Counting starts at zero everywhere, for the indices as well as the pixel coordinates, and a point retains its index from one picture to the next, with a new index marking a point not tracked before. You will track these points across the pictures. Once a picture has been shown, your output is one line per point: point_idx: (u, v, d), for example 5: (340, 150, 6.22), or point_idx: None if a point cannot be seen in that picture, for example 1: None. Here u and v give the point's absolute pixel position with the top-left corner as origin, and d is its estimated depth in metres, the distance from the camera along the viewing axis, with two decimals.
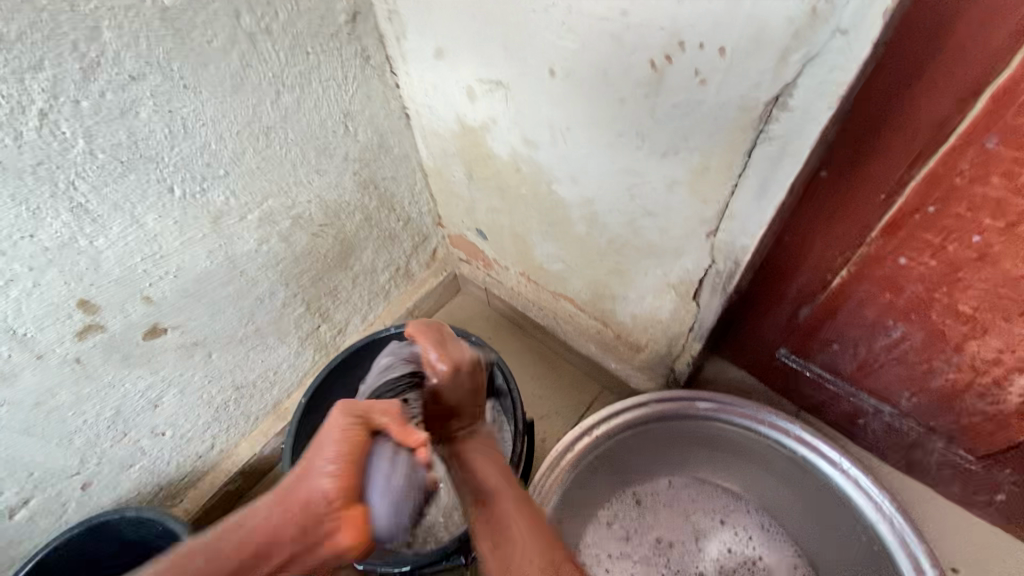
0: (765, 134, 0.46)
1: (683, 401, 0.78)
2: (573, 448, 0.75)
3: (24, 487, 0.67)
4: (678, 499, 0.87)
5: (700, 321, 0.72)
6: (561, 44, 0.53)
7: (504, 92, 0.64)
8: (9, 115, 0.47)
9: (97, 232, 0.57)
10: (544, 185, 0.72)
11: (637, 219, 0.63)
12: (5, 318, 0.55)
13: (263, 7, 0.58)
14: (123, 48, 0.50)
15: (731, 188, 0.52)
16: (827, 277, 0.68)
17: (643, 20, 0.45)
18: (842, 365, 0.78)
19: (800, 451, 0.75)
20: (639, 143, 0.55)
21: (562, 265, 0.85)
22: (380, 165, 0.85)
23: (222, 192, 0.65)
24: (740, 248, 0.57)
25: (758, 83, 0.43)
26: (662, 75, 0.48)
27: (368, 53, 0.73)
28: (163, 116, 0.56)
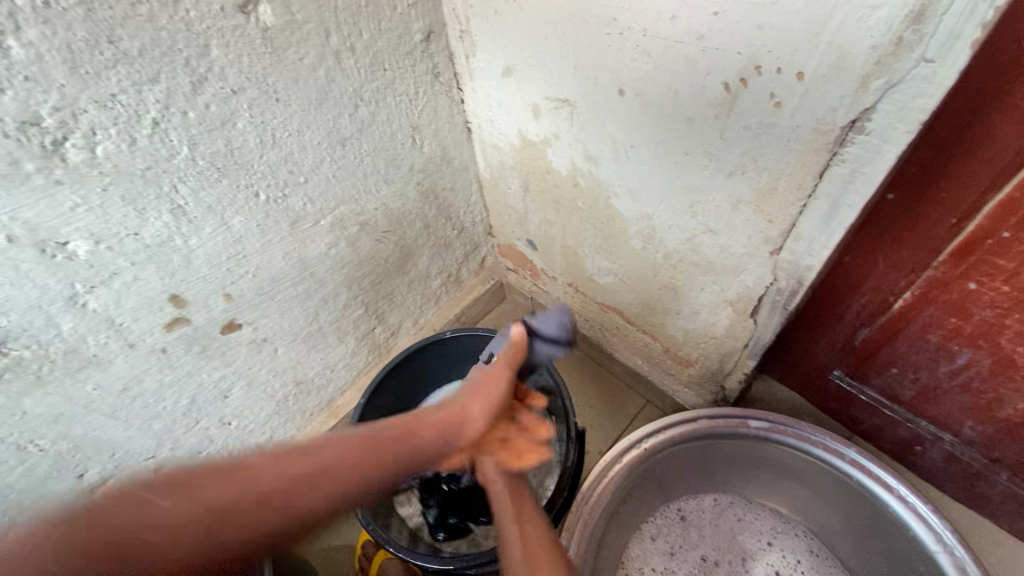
0: (840, 156, 0.47)
1: (733, 418, 0.78)
2: (621, 460, 0.76)
3: (106, 466, 0.72)
4: (724, 518, 0.87)
5: (755, 339, 0.72)
6: (634, 65, 0.55)
7: (569, 110, 0.66)
8: (128, 124, 0.51)
9: (191, 231, 0.61)
10: (602, 200, 0.74)
11: (698, 234, 0.64)
12: (106, 309, 0.60)
13: (350, 27, 0.63)
14: (228, 65, 0.55)
15: (799, 208, 0.53)
16: (889, 298, 0.68)
17: (720, 45, 0.47)
18: (900, 390, 0.77)
19: (854, 475, 0.74)
20: (706, 162, 0.56)
21: (614, 278, 0.86)
22: (440, 176, 0.88)
23: (300, 198, 0.70)
24: (804, 267, 0.58)
25: (836, 107, 0.44)
26: (735, 97, 0.49)
27: (437, 70, 0.77)
28: (256, 127, 0.60)
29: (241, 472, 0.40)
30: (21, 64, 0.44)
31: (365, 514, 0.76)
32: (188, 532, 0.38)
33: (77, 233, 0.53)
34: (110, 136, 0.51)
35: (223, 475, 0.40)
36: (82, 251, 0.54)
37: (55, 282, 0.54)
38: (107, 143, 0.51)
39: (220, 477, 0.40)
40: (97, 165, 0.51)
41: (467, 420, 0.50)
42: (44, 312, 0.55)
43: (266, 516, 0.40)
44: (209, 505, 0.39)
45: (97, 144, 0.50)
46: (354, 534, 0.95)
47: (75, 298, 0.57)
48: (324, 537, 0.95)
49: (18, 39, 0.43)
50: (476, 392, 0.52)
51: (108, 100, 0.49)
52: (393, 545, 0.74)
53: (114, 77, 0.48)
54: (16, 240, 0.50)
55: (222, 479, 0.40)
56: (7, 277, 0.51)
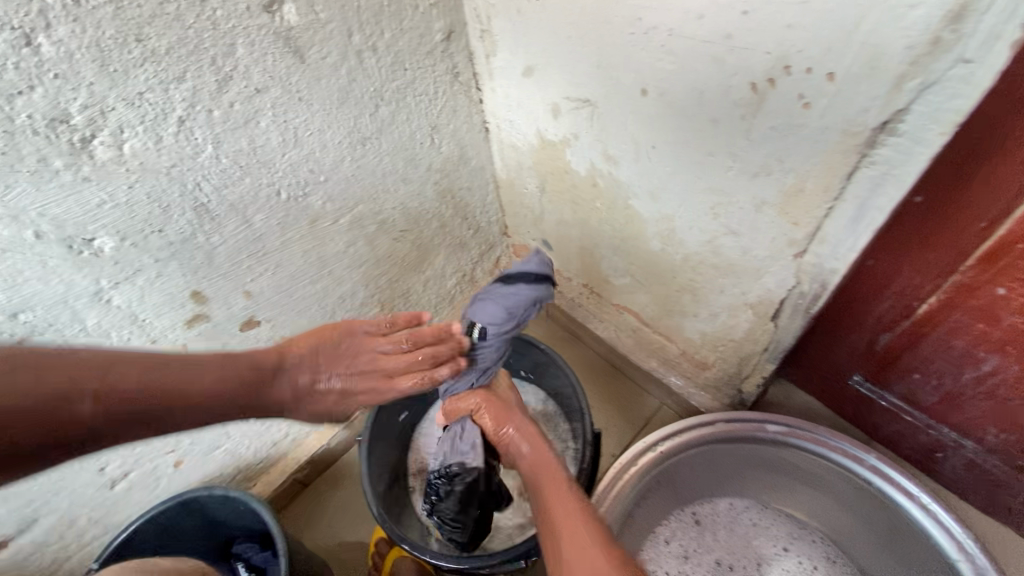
0: (869, 158, 0.46)
1: (751, 422, 0.77)
2: (637, 462, 0.76)
3: (127, 460, 0.73)
4: (739, 522, 0.86)
5: (775, 342, 0.71)
6: (658, 65, 0.54)
7: (590, 110, 0.66)
8: (154, 122, 0.52)
9: (214, 229, 0.62)
10: (621, 200, 0.73)
11: (719, 236, 0.64)
12: (130, 305, 0.60)
13: (372, 27, 0.63)
14: (253, 63, 0.55)
15: (826, 210, 0.52)
16: (913, 303, 0.67)
17: (748, 45, 0.46)
18: (922, 396, 0.76)
19: (875, 482, 0.73)
20: (730, 163, 0.56)
21: (630, 279, 0.86)
22: (458, 176, 0.88)
23: (320, 197, 0.70)
24: (828, 270, 0.57)
25: (868, 108, 0.43)
26: (762, 97, 0.49)
27: (457, 70, 0.77)
28: (279, 125, 0.61)
29: (79, 369, 0.45)
30: (51, 62, 0.44)
31: (381, 511, 0.76)
32: (46, 409, 0.43)
33: (103, 230, 0.54)
34: (137, 134, 0.51)
35: (52, 367, 0.44)
36: (108, 247, 0.55)
37: (81, 278, 0.55)
38: (134, 141, 0.51)
39: (52, 372, 0.43)
40: (124, 163, 0.52)
41: (350, 398, 0.59)
42: (70, 307, 0.56)
43: (107, 407, 0.45)
44: (53, 387, 0.43)
45: (124, 142, 0.51)
46: (367, 532, 0.96)
47: (100, 294, 0.57)
48: (338, 534, 0.96)
49: (49, 36, 0.43)
50: (331, 357, 0.58)
51: (136, 98, 0.49)
52: (408, 542, 0.74)
53: (142, 75, 0.49)
54: (44, 236, 0.51)
55: (39, 363, 0.43)
56: (34, 272, 0.52)
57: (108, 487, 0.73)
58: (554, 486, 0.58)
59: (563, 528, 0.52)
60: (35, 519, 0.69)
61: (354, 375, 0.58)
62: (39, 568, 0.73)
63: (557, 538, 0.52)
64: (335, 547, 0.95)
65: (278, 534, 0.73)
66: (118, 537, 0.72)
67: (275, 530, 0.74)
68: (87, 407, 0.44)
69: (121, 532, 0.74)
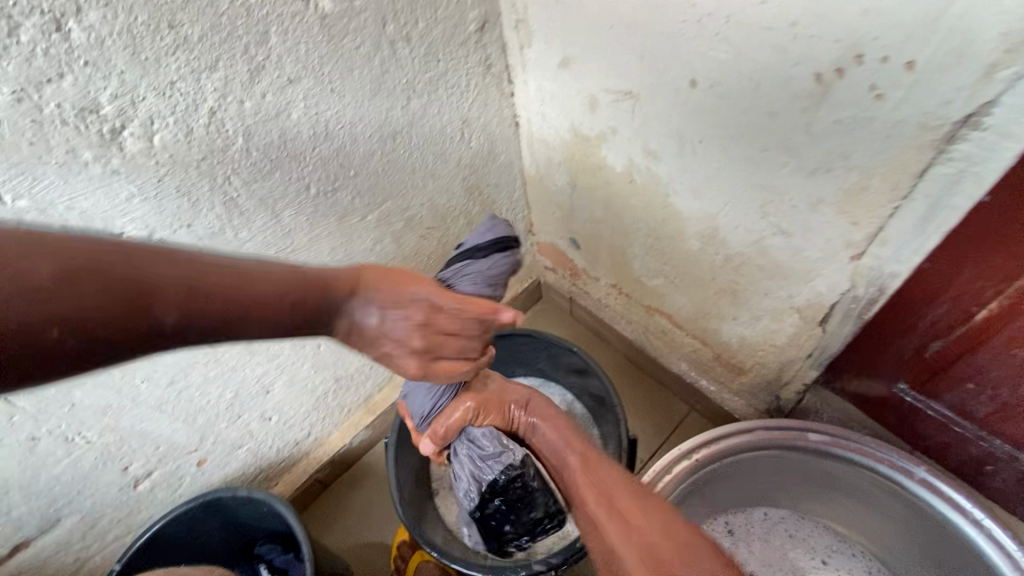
0: (946, 154, 0.43)
1: (791, 430, 0.74)
2: (672, 470, 0.73)
3: (150, 459, 0.71)
4: (775, 533, 0.83)
5: (821, 348, 0.68)
6: (711, 55, 0.51)
7: (631, 102, 0.63)
8: (185, 113, 0.50)
9: (242, 224, 0.60)
10: (660, 197, 0.70)
11: (767, 236, 0.61)
12: None
13: (406, 15, 0.60)
14: (285, 52, 0.53)
15: (891, 210, 0.49)
16: (971, 309, 0.63)
17: (816, 32, 0.43)
18: (974, 406, 0.72)
19: (922, 495, 0.69)
20: (785, 159, 0.53)
21: (664, 279, 0.83)
22: (486, 172, 0.86)
23: (349, 192, 0.68)
24: (888, 274, 0.54)
25: (950, 100, 0.40)
26: (828, 88, 0.45)
27: (490, 62, 0.74)
28: (310, 118, 0.59)
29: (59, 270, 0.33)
30: (82, 49, 0.42)
31: (408, 515, 0.74)
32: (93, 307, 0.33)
33: (131, 224, 0.52)
34: (167, 125, 0.49)
35: (27, 273, 0.32)
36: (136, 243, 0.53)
37: None
38: (164, 133, 0.49)
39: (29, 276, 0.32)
40: (154, 155, 0.50)
41: (382, 343, 0.47)
42: None
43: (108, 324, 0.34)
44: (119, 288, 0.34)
45: (154, 133, 0.49)
46: (389, 534, 0.94)
47: None
48: (360, 535, 0.94)
49: (80, 21, 0.41)
50: (391, 297, 0.47)
51: (167, 88, 0.48)
52: (433, 546, 0.72)
53: (173, 64, 0.47)
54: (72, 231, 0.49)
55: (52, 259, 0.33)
56: None
57: (131, 486, 0.72)
58: (598, 469, 0.57)
59: (611, 505, 0.51)
60: (58, 518, 0.68)
61: (409, 326, 0.47)
62: (62, 566, 0.72)
63: (605, 515, 0.50)
64: (357, 549, 0.93)
65: (303, 537, 0.71)
66: (142, 537, 0.71)
67: (300, 533, 0.72)
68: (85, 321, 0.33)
69: (145, 532, 0.72)
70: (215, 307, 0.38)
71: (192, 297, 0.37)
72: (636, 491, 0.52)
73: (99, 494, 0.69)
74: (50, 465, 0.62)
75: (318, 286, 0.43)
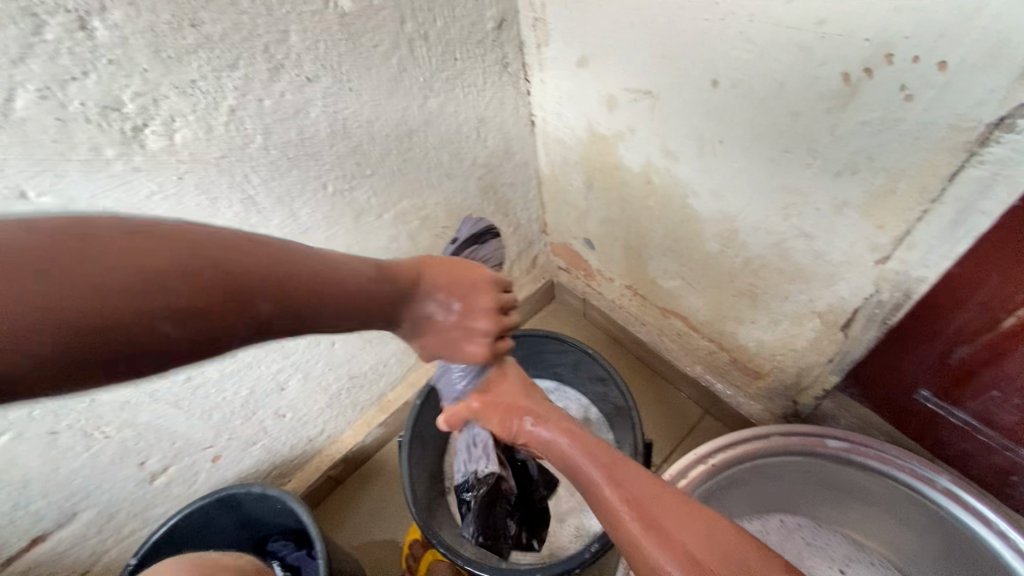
0: (978, 157, 0.42)
1: (810, 437, 0.73)
2: (687, 475, 0.72)
3: (167, 455, 0.72)
4: (792, 541, 0.81)
5: (843, 353, 0.67)
6: (734, 54, 0.50)
7: (650, 102, 0.62)
8: (206, 111, 0.50)
9: (260, 222, 0.60)
10: (678, 198, 0.69)
11: (789, 239, 0.60)
12: None
13: (424, 14, 0.60)
14: (305, 51, 0.53)
15: (919, 214, 0.48)
16: (999, 315, 0.61)
17: (844, 31, 0.42)
18: (1000, 415, 0.70)
19: (946, 505, 0.68)
20: (809, 160, 0.52)
21: (681, 281, 0.82)
22: (501, 171, 0.85)
23: (365, 190, 0.68)
24: (915, 278, 0.53)
25: (984, 101, 0.39)
26: (856, 89, 0.44)
27: (507, 61, 0.73)
28: (328, 116, 0.59)
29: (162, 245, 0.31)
30: (106, 47, 0.42)
31: (421, 515, 0.74)
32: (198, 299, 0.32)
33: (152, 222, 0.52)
34: (188, 123, 0.49)
35: (129, 243, 0.30)
36: None
37: None
38: (185, 131, 0.50)
39: (130, 246, 0.30)
40: (174, 153, 0.50)
41: (459, 328, 0.51)
42: None
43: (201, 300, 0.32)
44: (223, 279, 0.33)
45: (175, 131, 0.49)
46: (401, 533, 0.94)
47: None
48: (372, 533, 0.95)
49: (104, 20, 0.41)
50: (461, 288, 0.51)
51: (188, 87, 0.48)
52: (444, 546, 0.72)
53: (195, 62, 0.47)
54: None
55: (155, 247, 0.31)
56: None
57: (148, 481, 0.73)
58: (620, 471, 0.51)
59: (645, 516, 0.46)
60: (77, 511, 0.68)
61: (481, 313, 0.52)
62: (80, 559, 0.73)
63: (641, 529, 0.45)
64: (369, 547, 0.93)
65: (316, 535, 0.72)
66: (157, 533, 0.71)
67: (313, 531, 0.72)
68: (176, 294, 0.31)
69: (161, 527, 0.73)
70: (302, 286, 0.38)
71: (282, 275, 0.36)
72: (669, 496, 0.48)
73: (117, 488, 0.70)
74: (69, 458, 0.62)
75: (394, 276, 0.47)
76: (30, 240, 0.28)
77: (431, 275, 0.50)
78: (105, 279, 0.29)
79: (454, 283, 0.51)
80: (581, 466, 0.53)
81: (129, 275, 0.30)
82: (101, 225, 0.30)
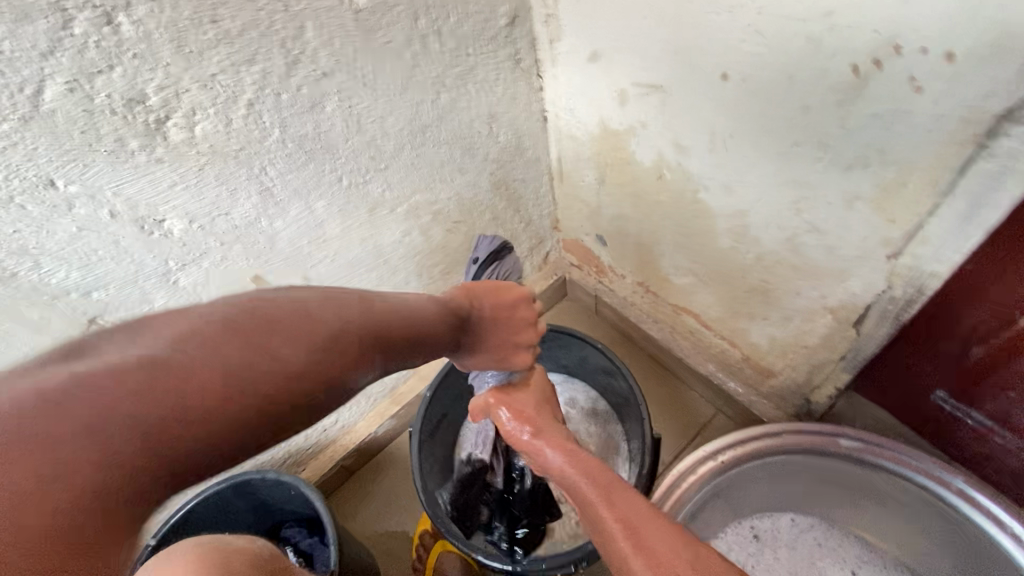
0: (991, 149, 0.41)
1: (822, 436, 0.73)
2: (696, 471, 0.72)
3: None
4: (802, 542, 0.81)
5: (856, 350, 0.66)
6: (744, 47, 0.51)
7: (660, 96, 0.63)
8: (225, 105, 0.51)
9: (277, 214, 0.62)
10: (689, 194, 0.69)
11: (800, 234, 0.59)
12: (196, 288, 0.61)
13: (438, 10, 0.61)
14: (322, 46, 0.54)
15: (932, 207, 0.47)
16: (1017, 314, 0.60)
17: (854, 22, 0.42)
18: (1016, 416, 0.69)
19: (960, 507, 0.67)
20: (820, 154, 0.51)
21: (692, 278, 0.81)
22: (513, 167, 0.86)
23: (379, 184, 0.69)
24: (928, 274, 0.52)
25: (997, 91, 0.38)
26: (866, 80, 0.44)
27: (519, 56, 0.74)
28: (344, 110, 0.60)
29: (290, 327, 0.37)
30: (131, 41, 0.44)
31: (430, 506, 0.75)
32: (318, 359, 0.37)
33: (173, 211, 0.54)
34: (208, 116, 0.51)
35: (268, 327, 0.36)
36: (177, 229, 0.56)
37: (150, 258, 0.56)
38: (205, 123, 0.51)
39: (267, 327, 0.36)
40: (195, 144, 0.52)
41: (512, 342, 0.59)
42: (139, 287, 0.57)
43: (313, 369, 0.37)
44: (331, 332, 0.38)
45: (195, 124, 0.51)
46: (411, 524, 0.96)
47: (168, 276, 0.58)
48: (382, 523, 0.96)
49: (129, 15, 0.43)
50: (506, 307, 0.58)
51: (209, 81, 0.49)
52: (453, 536, 0.73)
53: (215, 57, 0.49)
54: (117, 216, 0.51)
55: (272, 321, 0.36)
56: (108, 251, 0.53)
57: None
58: (618, 494, 0.51)
59: (637, 538, 0.45)
60: None
61: (525, 325, 0.60)
62: None
63: (631, 550, 0.45)
64: (379, 537, 0.95)
65: (328, 522, 0.73)
66: (174, 516, 0.73)
67: (324, 517, 0.74)
68: (304, 372, 0.36)
69: (179, 509, 0.75)
70: (387, 343, 0.43)
71: (378, 333, 0.42)
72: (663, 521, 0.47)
73: None
74: None
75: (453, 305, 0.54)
76: (189, 332, 0.33)
77: (480, 300, 0.57)
78: (247, 356, 0.34)
79: (498, 311, 0.57)
80: (580, 488, 0.53)
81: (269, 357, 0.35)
82: (235, 312, 0.36)
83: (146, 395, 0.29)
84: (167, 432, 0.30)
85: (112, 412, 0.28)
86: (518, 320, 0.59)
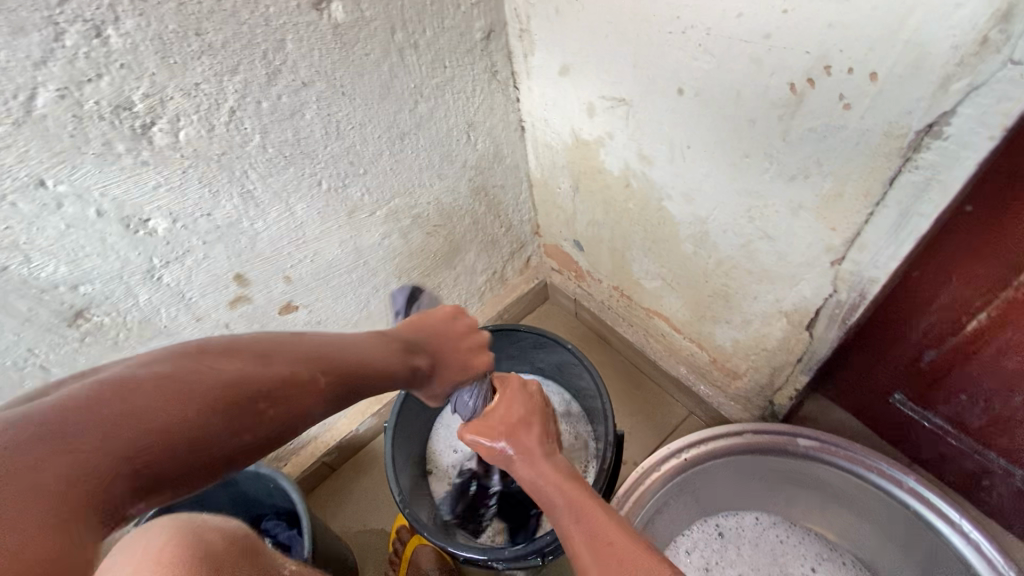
0: (913, 162, 0.44)
1: (780, 435, 0.75)
2: (660, 468, 0.75)
3: None
4: (765, 539, 0.83)
5: (810, 353, 0.70)
6: (695, 64, 0.54)
7: (625, 109, 0.66)
8: (208, 112, 0.55)
9: (258, 215, 0.65)
10: (654, 201, 0.73)
11: (754, 240, 0.63)
12: (179, 284, 0.64)
13: (414, 25, 0.65)
14: (300, 58, 0.58)
15: (866, 216, 0.50)
16: (962, 320, 0.64)
17: (788, 44, 0.45)
18: (969, 418, 0.71)
19: (911, 504, 0.70)
20: (766, 165, 0.55)
21: (662, 282, 0.85)
22: (492, 174, 0.89)
23: (359, 188, 0.73)
24: (868, 279, 0.55)
25: (912, 109, 0.41)
26: (802, 97, 0.47)
27: (495, 69, 0.78)
28: (323, 118, 0.63)
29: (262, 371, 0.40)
30: (119, 53, 0.47)
31: (403, 498, 0.78)
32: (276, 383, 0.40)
33: (157, 211, 0.57)
34: (192, 122, 0.54)
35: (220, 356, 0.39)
36: (161, 228, 0.59)
37: (135, 255, 0.59)
38: (189, 129, 0.55)
39: (243, 374, 0.38)
40: (179, 149, 0.55)
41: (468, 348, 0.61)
42: (124, 283, 0.60)
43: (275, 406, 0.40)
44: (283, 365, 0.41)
45: (179, 129, 0.54)
46: (389, 520, 0.98)
47: (152, 272, 0.61)
48: (361, 518, 0.98)
49: (117, 29, 0.46)
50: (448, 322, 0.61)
51: (192, 89, 0.53)
52: (424, 527, 0.75)
53: (198, 67, 0.52)
54: (104, 214, 0.54)
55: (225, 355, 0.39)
56: (94, 247, 0.56)
57: None
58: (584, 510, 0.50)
59: (601, 550, 0.45)
60: None
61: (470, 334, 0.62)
62: None
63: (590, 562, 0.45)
64: (356, 532, 0.97)
65: (304, 512, 0.76)
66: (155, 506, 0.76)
67: (301, 508, 0.76)
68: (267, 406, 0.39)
69: None
70: (350, 379, 0.46)
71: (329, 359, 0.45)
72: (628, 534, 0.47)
73: None
74: None
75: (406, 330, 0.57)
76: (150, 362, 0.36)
77: (424, 328, 0.58)
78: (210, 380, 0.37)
79: (444, 335, 0.59)
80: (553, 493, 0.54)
81: (246, 389, 0.38)
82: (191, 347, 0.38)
83: (112, 422, 0.31)
84: (150, 458, 0.33)
85: (86, 427, 0.31)
86: (461, 329, 0.61)
